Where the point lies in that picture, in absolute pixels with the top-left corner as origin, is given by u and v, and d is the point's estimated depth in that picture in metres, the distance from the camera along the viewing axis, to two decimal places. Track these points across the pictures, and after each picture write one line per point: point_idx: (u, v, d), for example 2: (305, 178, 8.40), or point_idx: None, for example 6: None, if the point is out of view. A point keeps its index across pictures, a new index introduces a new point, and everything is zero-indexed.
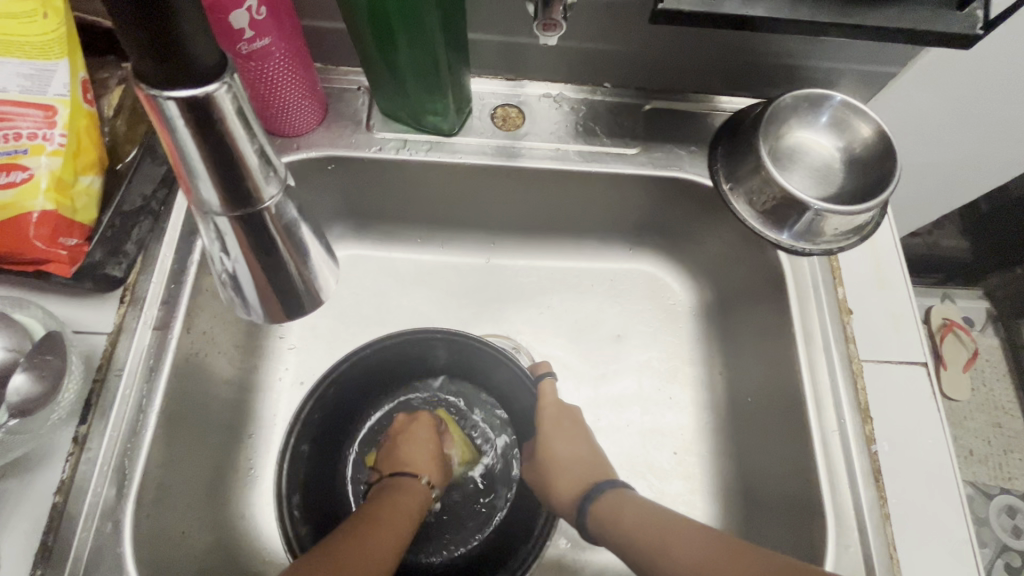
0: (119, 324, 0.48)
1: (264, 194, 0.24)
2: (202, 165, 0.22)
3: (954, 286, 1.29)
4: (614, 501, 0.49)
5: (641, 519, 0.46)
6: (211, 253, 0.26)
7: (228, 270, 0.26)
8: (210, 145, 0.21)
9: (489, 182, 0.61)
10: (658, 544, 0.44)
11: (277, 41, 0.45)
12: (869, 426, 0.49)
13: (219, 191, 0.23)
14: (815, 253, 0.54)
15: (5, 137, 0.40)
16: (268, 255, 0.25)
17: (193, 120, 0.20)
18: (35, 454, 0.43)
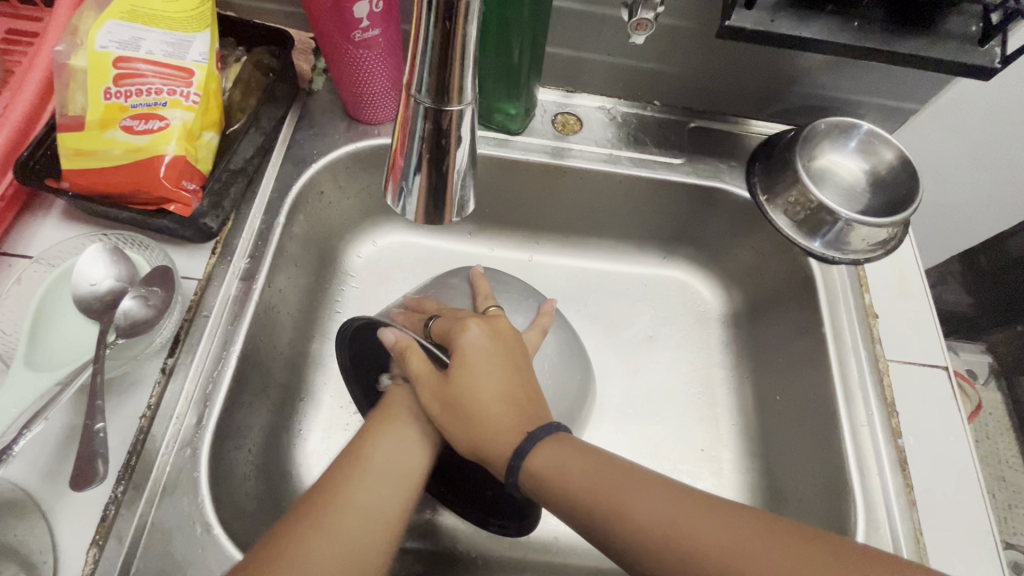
0: (209, 272, 0.52)
1: (462, 100, 0.25)
2: (429, 62, 0.23)
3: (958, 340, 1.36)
4: (552, 449, 0.41)
5: (592, 474, 0.39)
6: (390, 194, 0.29)
7: (402, 190, 0.28)
8: (440, 62, 0.23)
9: (545, 179, 0.67)
10: (612, 500, 0.38)
11: (384, 36, 0.51)
12: (895, 419, 0.52)
13: (431, 89, 0.24)
14: (844, 262, 0.59)
15: (145, 91, 0.46)
16: (441, 195, 0.27)
17: (440, 29, 0.22)
18: (127, 378, 0.46)
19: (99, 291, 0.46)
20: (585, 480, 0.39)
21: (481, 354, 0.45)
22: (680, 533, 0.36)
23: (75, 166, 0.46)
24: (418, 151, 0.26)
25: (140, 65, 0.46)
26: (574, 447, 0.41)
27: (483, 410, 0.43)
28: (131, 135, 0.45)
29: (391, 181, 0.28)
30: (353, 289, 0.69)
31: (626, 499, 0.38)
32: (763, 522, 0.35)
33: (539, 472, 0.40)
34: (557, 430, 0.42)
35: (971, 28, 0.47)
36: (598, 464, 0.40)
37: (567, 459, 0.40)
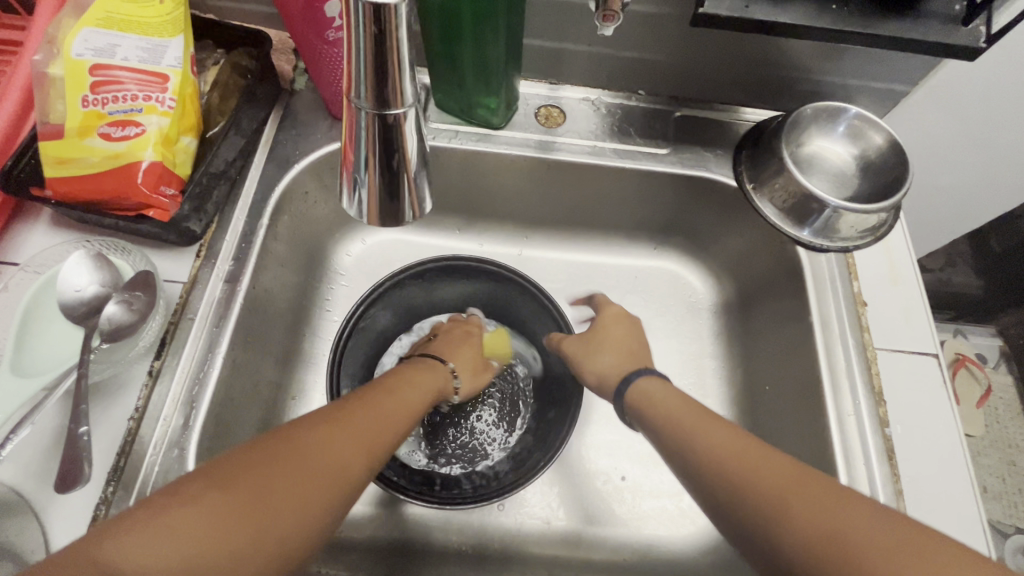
0: (193, 275, 0.52)
1: (403, 102, 0.25)
2: (365, 67, 0.23)
3: (967, 324, 1.34)
4: (655, 382, 0.51)
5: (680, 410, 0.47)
6: (345, 194, 0.29)
7: (355, 191, 0.28)
8: (377, 66, 0.23)
9: (529, 173, 0.66)
10: (688, 425, 0.45)
11: None
12: (882, 408, 0.52)
13: (370, 91, 0.24)
14: (833, 250, 0.58)
15: (121, 98, 0.46)
16: (392, 195, 0.28)
17: (374, 33, 0.22)
18: (114, 382, 0.47)
19: (84, 298, 0.46)
20: (673, 408, 0.47)
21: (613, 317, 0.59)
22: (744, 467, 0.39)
23: (56, 175, 0.46)
24: (365, 152, 0.26)
25: (116, 72, 0.47)
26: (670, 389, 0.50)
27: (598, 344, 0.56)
28: (108, 142, 0.46)
29: (345, 179, 0.28)
30: (343, 287, 0.69)
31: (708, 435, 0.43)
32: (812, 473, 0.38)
33: (635, 391, 0.51)
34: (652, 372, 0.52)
35: (955, 7, 0.45)
36: (688, 404, 0.47)
37: (672, 391, 0.49)
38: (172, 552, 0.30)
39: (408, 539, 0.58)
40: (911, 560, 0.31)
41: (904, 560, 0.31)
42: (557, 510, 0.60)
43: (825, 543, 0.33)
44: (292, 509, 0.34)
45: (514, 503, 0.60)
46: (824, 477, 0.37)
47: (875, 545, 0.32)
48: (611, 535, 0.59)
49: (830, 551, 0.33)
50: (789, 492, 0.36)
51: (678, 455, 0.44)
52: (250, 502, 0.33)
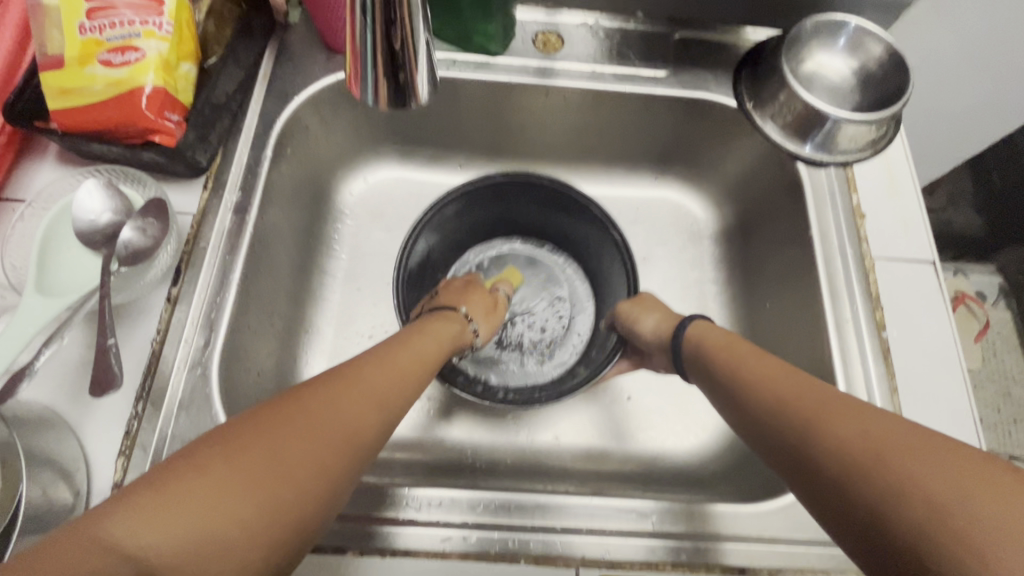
0: (202, 206, 0.53)
1: None
2: None
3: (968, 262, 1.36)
4: (706, 327, 0.54)
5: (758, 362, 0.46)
6: (356, 88, 0.32)
7: (364, 81, 0.31)
8: None
9: (529, 103, 0.66)
10: (738, 370, 0.46)
11: None
12: (879, 313, 0.53)
13: None
14: (831, 164, 0.59)
15: (118, 24, 0.46)
16: (398, 81, 0.31)
17: None
18: (134, 307, 0.49)
19: (98, 225, 0.47)
20: (724, 354, 0.49)
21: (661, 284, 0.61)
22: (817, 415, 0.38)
23: (59, 105, 0.47)
24: (371, 38, 0.29)
25: None
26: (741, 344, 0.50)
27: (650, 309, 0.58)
28: (109, 69, 0.46)
29: (355, 72, 0.32)
30: (348, 226, 0.70)
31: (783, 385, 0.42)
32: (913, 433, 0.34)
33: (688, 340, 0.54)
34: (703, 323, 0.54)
35: None
36: (744, 346, 0.48)
37: (732, 337, 0.51)
38: (190, 516, 0.30)
39: (424, 457, 0.61)
40: (932, 475, 0.31)
41: (940, 485, 0.30)
42: (567, 427, 0.62)
43: (862, 466, 0.33)
44: (307, 465, 0.35)
45: (526, 423, 0.62)
46: (873, 409, 0.37)
47: (907, 470, 0.32)
48: (618, 448, 0.62)
49: (869, 471, 0.33)
50: (831, 419, 0.37)
51: (733, 396, 0.46)
52: (264, 467, 0.33)
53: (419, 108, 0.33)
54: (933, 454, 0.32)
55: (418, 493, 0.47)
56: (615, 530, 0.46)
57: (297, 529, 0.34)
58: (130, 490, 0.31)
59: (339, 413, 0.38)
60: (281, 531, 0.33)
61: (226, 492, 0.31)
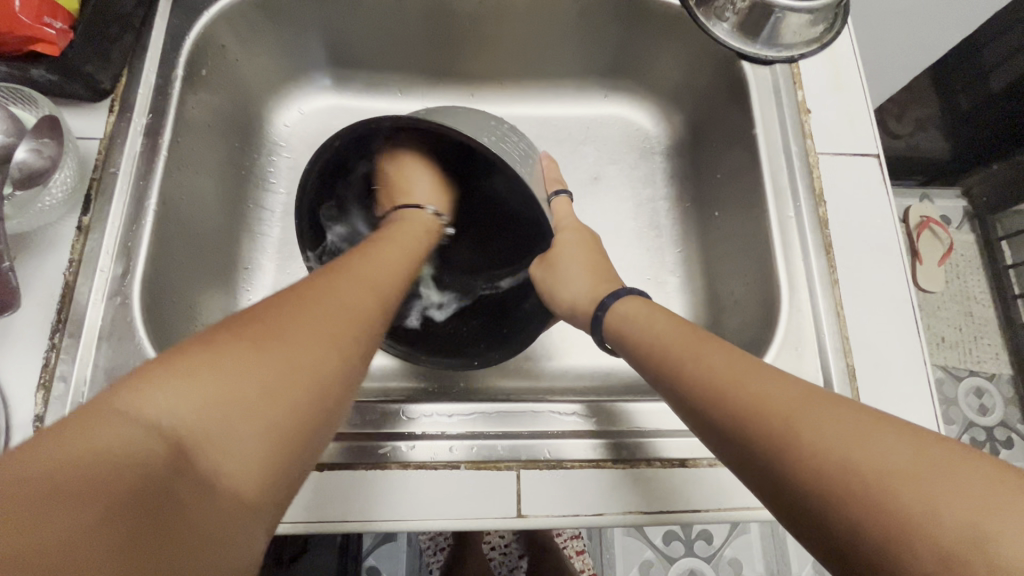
0: (110, 130, 0.50)
1: None
2: None
3: (934, 187, 1.37)
4: (638, 302, 0.46)
5: (669, 329, 0.41)
6: None
7: None
8: None
9: (462, 12, 0.62)
10: (674, 354, 0.39)
11: None
12: (822, 208, 0.53)
13: None
14: (780, 61, 0.57)
15: None
16: None
17: None
18: (42, 238, 0.46)
19: None
20: (654, 338, 0.42)
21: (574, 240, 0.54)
22: (739, 386, 0.33)
23: None
24: None
25: None
26: (654, 305, 0.45)
27: (561, 277, 0.52)
28: None
29: None
30: (284, 159, 0.67)
31: (698, 354, 0.38)
32: (840, 402, 0.31)
33: (612, 325, 0.46)
34: (629, 293, 0.48)
35: None
36: (678, 328, 0.41)
37: (659, 317, 0.43)
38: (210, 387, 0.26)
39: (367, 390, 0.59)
40: (939, 481, 0.25)
41: (949, 488, 0.25)
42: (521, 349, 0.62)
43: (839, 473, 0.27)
44: (319, 352, 0.31)
45: None
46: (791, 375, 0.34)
47: (891, 462, 0.26)
48: (572, 366, 0.62)
49: (849, 479, 0.27)
50: (797, 411, 0.30)
51: (668, 389, 0.39)
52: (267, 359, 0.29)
53: None
54: (919, 446, 0.27)
55: (425, 406, 0.46)
56: (558, 432, 0.46)
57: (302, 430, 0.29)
58: (143, 369, 0.27)
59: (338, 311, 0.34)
60: (300, 422, 0.29)
61: (236, 376, 0.27)
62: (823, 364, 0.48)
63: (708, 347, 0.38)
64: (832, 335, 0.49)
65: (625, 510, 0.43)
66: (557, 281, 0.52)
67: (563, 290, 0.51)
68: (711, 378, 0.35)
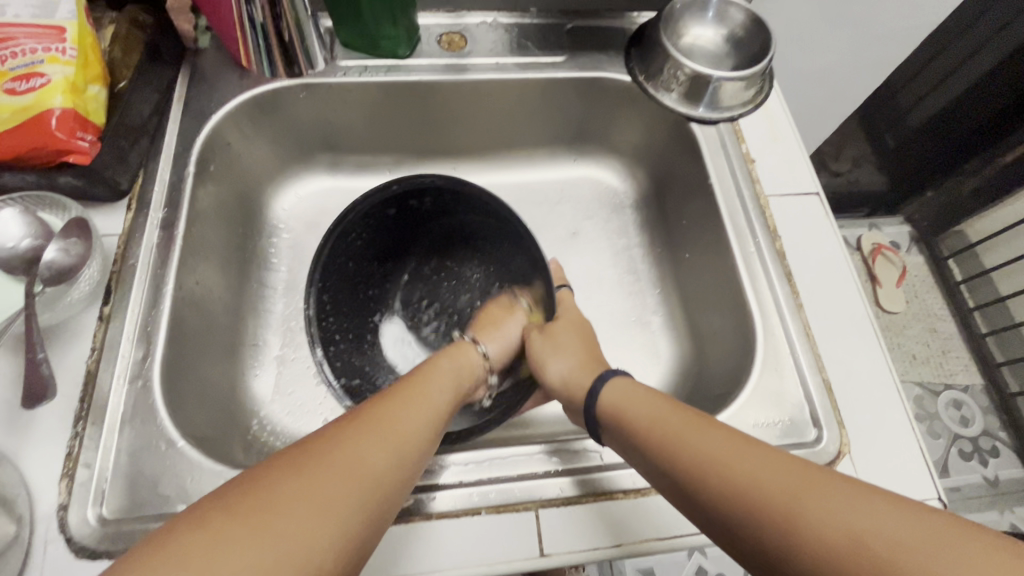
0: (128, 226, 0.54)
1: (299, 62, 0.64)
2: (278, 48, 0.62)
3: (881, 217, 1.53)
4: (626, 386, 0.49)
5: (654, 412, 0.44)
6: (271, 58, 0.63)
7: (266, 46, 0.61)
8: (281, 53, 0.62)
9: (443, 98, 0.70)
10: (672, 435, 0.41)
11: None
12: (778, 242, 0.59)
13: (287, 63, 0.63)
14: (721, 120, 0.66)
15: (20, 53, 0.47)
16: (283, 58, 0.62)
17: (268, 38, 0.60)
18: (64, 331, 0.48)
19: (18, 250, 0.47)
20: (649, 425, 0.43)
21: (570, 323, 0.59)
22: (735, 465, 0.36)
23: None
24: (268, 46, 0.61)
25: (10, 30, 0.48)
26: (640, 387, 0.49)
27: (551, 360, 0.56)
28: (15, 96, 0.47)
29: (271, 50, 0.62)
30: (284, 239, 0.71)
31: (685, 436, 0.40)
32: (823, 473, 0.34)
33: (606, 404, 0.48)
34: (621, 373, 0.52)
35: None
36: (666, 410, 0.44)
37: (648, 399, 0.46)
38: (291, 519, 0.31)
39: None
40: (942, 549, 0.28)
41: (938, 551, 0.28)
42: None
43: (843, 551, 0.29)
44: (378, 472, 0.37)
45: None
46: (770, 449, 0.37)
47: (885, 533, 0.29)
48: None
49: (857, 556, 0.29)
50: (796, 488, 0.33)
51: (664, 475, 0.40)
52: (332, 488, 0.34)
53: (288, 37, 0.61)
54: (900, 512, 0.30)
55: (431, 456, 0.48)
56: (569, 470, 0.48)
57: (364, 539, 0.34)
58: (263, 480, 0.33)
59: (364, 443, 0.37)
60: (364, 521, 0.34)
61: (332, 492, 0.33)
62: (802, 381, 0.53)
63: (693, 427, 0.41)
64: (803, 354, 0.54)
65: (642, 538, 0.46)
66: (551, 355, 0.56)
67: (552, 364, 0.55)
68: (706, 458, 0.38)
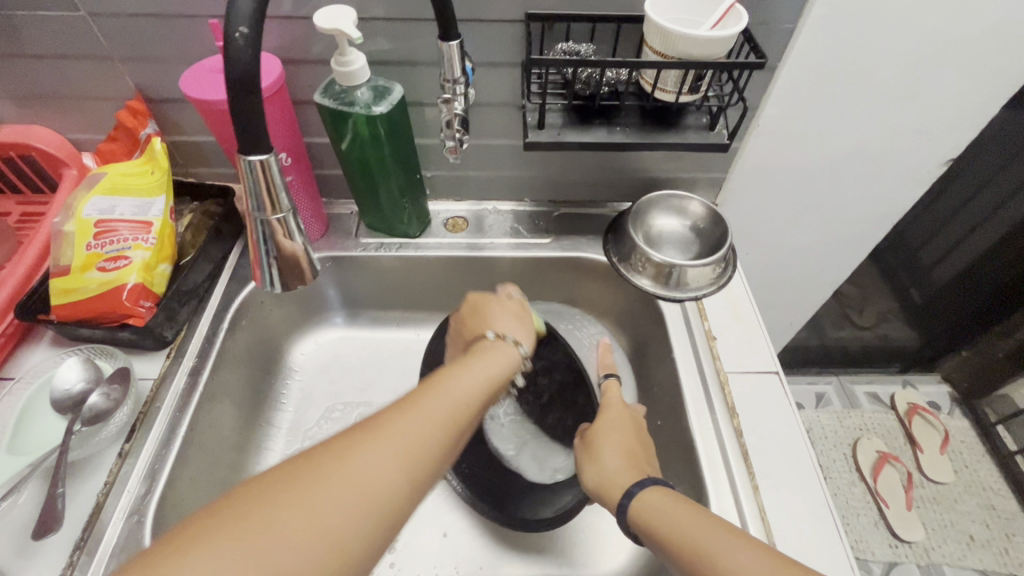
0: (163, 371, 0.64)
1: (278, 208, 0.39)
2: (272, 268, 0.42)
3: (915, 375, 1.57)
4: (659, 490, 0.52)
5: (688, 523, 0.47)
6: (267, 275, 0.43)
7: (287, 233, 0.41)
8: (283, 262, 0.42)
9: (448, 268, 0.82)
10: (704, 554, 0.44)
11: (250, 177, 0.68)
12: (735, 420, 0.62)
13: (282, 284, 0.44)
14: (685, 299, 0.73)
15: (115, 240, 0.62)
16: (288, 271, 0.43)
17: (277, 244, 0.41)
18: (87, 464, 0.57)
19: (71, 392, 0.59)
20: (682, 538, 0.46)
21: (614, 422, 0.64)
22: None
23: (59, 301, 0.61)
24: (267, 264, 0.42)
25: (114, 223, 0.63)
26: (672, 493, 0.51)
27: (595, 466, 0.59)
28: (103, 273, 0.61)
29: (257, 274, 0.43)
30: (296, 383, 0.80)
31: (715, 553, 0.43)
32: None
33: (641, 513, 0.51)
34: (652, 481, 0.53)
35: (701, 120, 0.64)
36: (697, 520, 0.47)
37: (678, 509, 0.49)
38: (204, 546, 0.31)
39: None
40: None
41: None
42: None
43: None
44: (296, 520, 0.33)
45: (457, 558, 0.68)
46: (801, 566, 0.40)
47: None
48: None
49: None
50: None
51: None
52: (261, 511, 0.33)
53: (280, 264, 0.42)
54: None
55: None
56: None
57: (377, 530, 0.37)
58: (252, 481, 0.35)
59: (373, 434, 0.39)
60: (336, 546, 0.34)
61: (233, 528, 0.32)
62: None
63: (722, 541, 0.44)
64: (759, 537, 0.53)
65: None
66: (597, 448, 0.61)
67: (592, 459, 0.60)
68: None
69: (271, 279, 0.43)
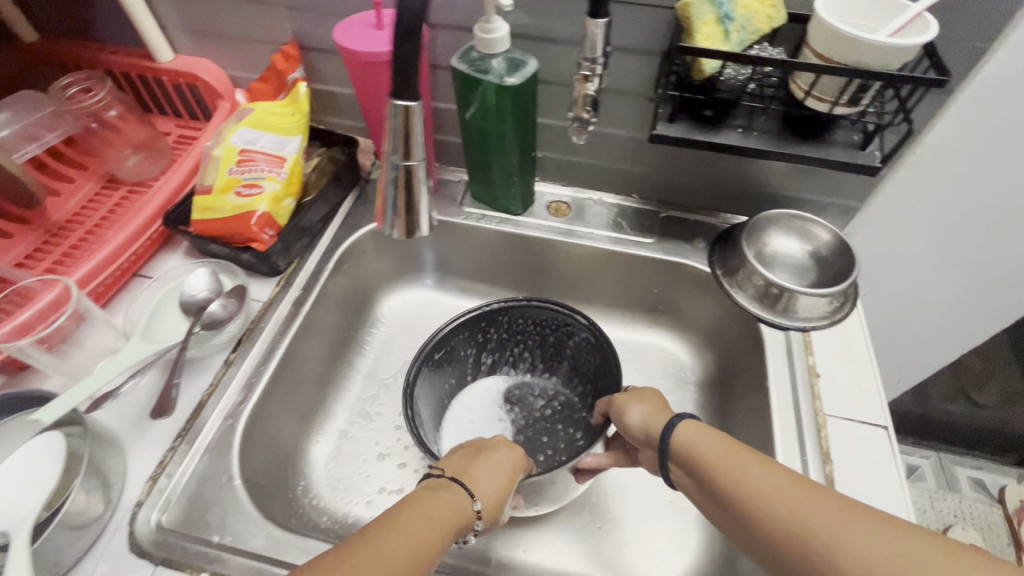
0: (272, 296, 0.70)
1: (415, 157, 0.40)
2: (395, 215, 0.43)
3: None
4: (691, 427, 0.51)
5: (734, 462, 0.45)
6: (389, 222, 0.44)
7: (417, 183, 0.42)
8: (407, 211, 0.43)
9: (543, 251, 0.81)
10: (753, 493, 0.43)
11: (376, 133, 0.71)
12: (828, 467, 0.56)
13: (401, 232, 0.45)
14: (793, 328, 0.67)
15: (254, 169, 0.68)
16: (408, 222, 0.43)
17: (406, 192, 0.42)
18: (197, 365, 0.63)
19: (196, 298, 0.65)
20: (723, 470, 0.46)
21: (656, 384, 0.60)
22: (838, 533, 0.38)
23: (200, 217, 0.68)
24: (393, 210, 0.43)
25: (255, 154, 0.69)
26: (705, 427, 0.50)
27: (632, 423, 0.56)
28: (239, 197, 0.66)
29: (379, 219, 0.45)
30: (380, 333, 0.84)
31: (754, 491, 0.43)
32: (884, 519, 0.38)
33: (680, 451, 0.50)
34: (689, 417, 0.52)
35: (853, 138, 0.59)
36: (743, 456, 0.46)
37: (706, 443, 0.48)
38: None
39: None
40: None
41: None
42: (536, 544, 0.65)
43: None
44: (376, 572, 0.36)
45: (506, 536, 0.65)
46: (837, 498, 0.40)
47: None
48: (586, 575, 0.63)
49: None
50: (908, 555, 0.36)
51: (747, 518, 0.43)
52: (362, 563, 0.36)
53: (404, 213, 0.43)
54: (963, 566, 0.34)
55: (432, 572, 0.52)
56: None
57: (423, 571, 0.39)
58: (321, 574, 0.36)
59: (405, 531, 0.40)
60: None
61: None
62: None
63: (753, 474, 0.44)
64: None
65: None
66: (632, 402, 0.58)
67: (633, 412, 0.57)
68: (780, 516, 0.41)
69: (392, 228, 0.45)
